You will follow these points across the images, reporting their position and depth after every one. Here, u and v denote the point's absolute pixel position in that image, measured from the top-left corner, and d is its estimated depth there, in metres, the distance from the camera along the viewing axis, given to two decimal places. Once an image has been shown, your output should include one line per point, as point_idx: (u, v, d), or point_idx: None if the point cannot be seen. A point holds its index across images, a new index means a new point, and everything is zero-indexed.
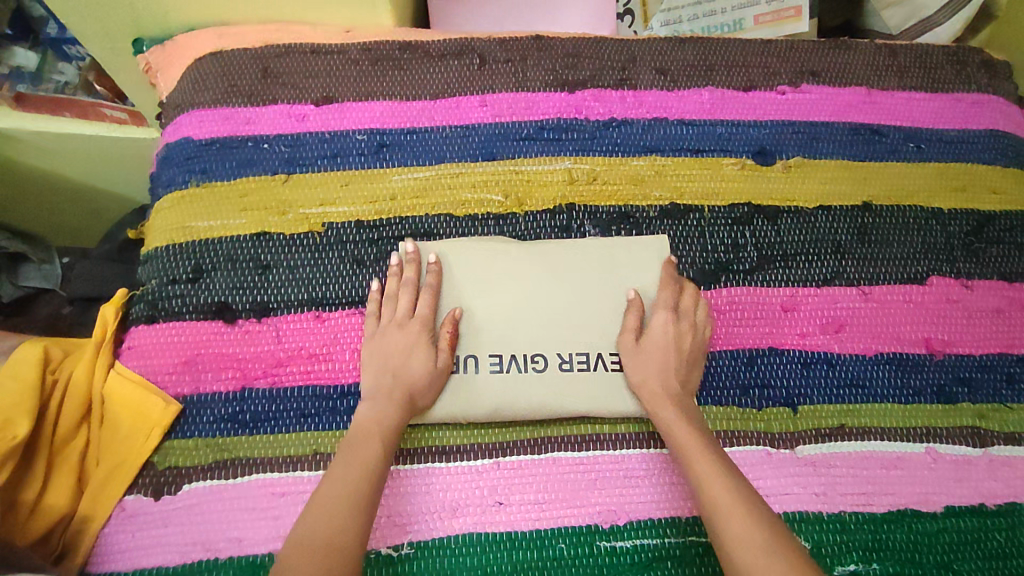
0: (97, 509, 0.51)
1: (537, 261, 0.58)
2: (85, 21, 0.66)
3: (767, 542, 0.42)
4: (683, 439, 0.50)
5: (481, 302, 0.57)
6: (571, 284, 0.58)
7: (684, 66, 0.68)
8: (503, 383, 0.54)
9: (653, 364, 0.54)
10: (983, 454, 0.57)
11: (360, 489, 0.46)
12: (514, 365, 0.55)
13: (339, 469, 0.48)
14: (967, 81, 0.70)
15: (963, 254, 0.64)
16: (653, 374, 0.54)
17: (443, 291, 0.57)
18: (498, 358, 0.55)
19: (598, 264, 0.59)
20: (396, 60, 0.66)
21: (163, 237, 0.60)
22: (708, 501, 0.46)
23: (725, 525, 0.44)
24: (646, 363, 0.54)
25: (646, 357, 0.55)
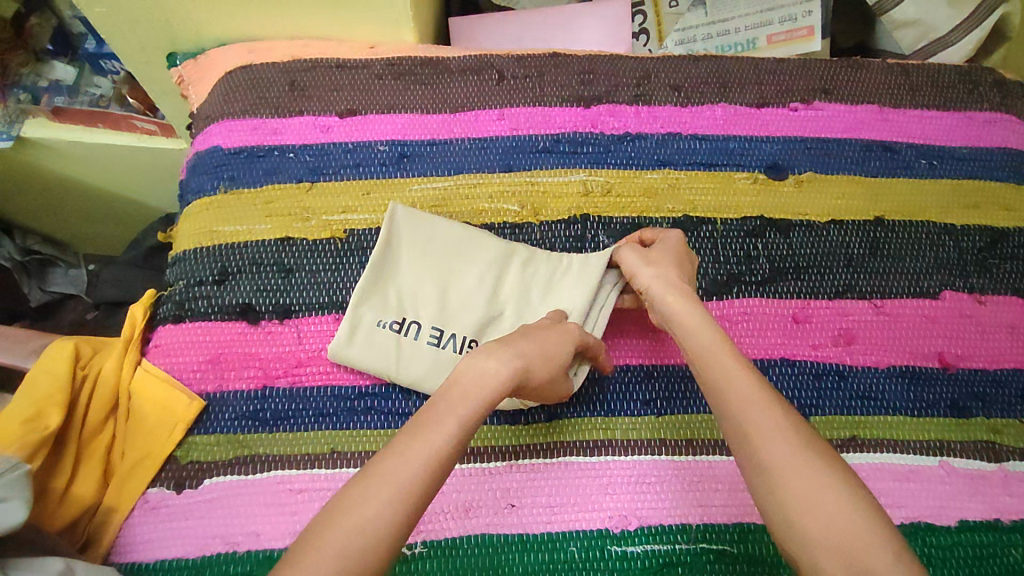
0: (121, 500, 0.53)
1: (500, 250, 0.60)
2: (123, 34, 0.69)
3: (804, 443, 0.42)
4: (691, 325, 0.50)
5: (434, 277, 0.59)
6: (524, 279, 0.60)
7: (698, 84, 0.70)
8: (434, 358, 0.57)
9: (662, 262, 0.55)
10: (998, 469, 0.57)
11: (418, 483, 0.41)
12: (450, 343, 0.57)
13: (406, 442, 0.42)
14: (980, 100, 0.71)
15: (976, 269, 0.64)
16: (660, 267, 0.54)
17: (407, 259, 0.60)
18: (438, 333, 0.58)
19: (555, 266, 0.60)
20: (417, 75, 0.69)
21: (191, 241, 0.63)
22: (730, 398, 0.45)
23: (759, 418, 0.43)
24: (653, 262, 0.55)
25: (654, 256, 0.56)
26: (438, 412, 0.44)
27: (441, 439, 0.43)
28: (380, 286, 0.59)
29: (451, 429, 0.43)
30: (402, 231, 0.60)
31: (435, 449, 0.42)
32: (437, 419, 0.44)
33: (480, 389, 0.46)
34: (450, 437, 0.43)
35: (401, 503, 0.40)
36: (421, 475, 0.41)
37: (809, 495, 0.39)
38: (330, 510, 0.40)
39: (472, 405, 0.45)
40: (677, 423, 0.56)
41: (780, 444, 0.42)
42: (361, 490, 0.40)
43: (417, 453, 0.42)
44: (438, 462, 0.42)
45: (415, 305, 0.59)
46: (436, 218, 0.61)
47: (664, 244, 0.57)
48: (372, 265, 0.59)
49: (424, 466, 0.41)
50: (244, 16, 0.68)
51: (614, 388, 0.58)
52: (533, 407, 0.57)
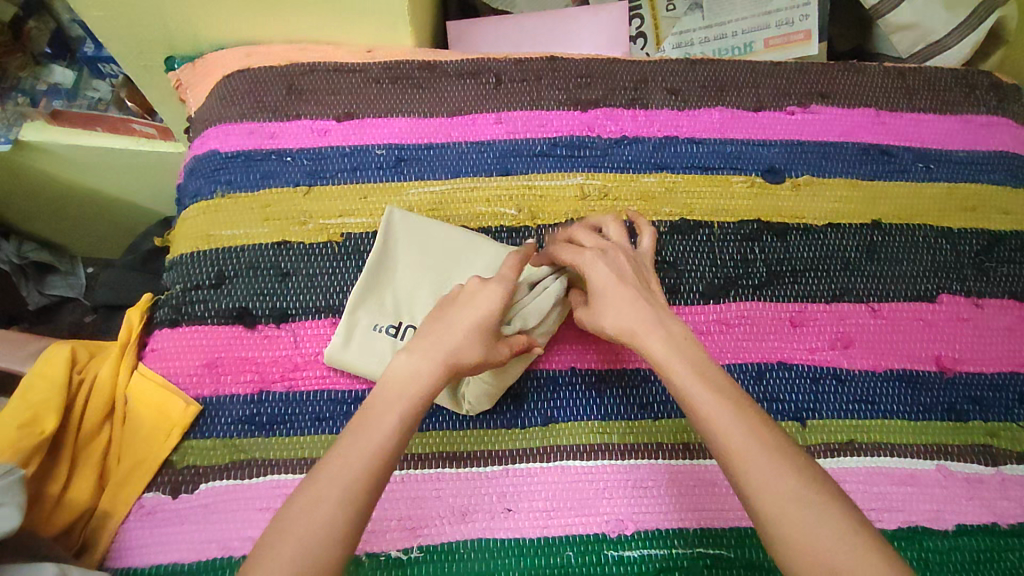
0: (118, 505, 0.53)
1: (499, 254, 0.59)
2: (122, 38, 0.69)
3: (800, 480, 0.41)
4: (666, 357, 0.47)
5: (433, 281, 0.59)
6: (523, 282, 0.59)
7: (695, 87, 0.70)
8: None
9: (609, 307, 0.51)
10: (995, 473, 0.57)
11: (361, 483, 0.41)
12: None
13: (346, 444, 0.42)
14: (977, 103, 0.71)
15: (973, 273, 0.64)
16: (612, 315, 0.50)
17: (405, 263, 0.60)
18: None
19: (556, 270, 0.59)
20: (415, 79, 0.69)
21: (188, 245, 0.63)
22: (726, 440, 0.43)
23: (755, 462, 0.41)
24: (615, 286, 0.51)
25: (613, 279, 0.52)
26: (358, 428, 0.43)
27: (382, 438, 0.43)
28: (376, 291, 0.59)
29: (392, 426, 0.43)
30: (399, 236, 0.60)
31: (377, 448, 0.42)
32: (359, 437, 0.43)
33: (404, 395, 0.45)
34: (374, 453, 0.42)
35: (348, 507, 0.40)
36: (345, 499, 0.40)
37: (816, 534, 0.39)
38: (258, 549, 0.39)
39: (394, 415, 0.44)
40: (674, 427, 0.56)
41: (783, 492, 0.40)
42: (286, 523, 0.39)
43: (339, 475, 0.41)
44: (363, 482, 0.41)
45: (412, 308, 0.59)
46: (433, 222, 0.61)
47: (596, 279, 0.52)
48: (366, 270, 0.59)
49: (348, 489, 0.40)
50: (242, 19, 0.68)
51: (611, 392, 0.58)
52: (530, 411, 0.57)
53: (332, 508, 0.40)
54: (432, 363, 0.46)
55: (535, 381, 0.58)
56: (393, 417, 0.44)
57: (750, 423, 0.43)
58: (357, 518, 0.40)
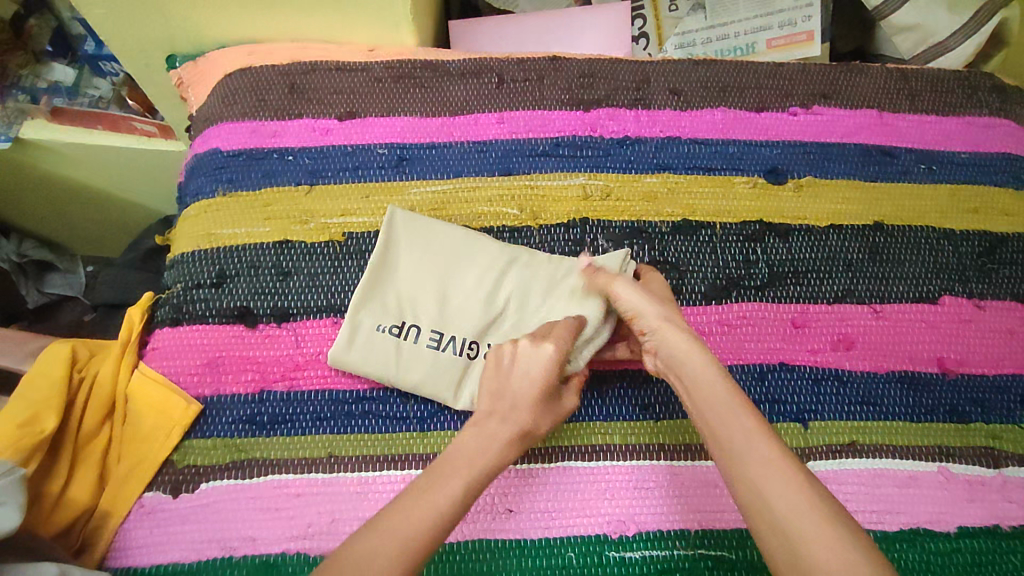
0: (117, 504, 0.53)
1: (501, 253, 0.60)
2: (123, 36, 0.69)
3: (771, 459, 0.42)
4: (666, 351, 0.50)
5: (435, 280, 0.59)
6: (527, 280, 0.59)
7: (697, 88, 0.70)
8: (434, 361, 0.56)
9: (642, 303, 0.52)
10: (997, 475, 0.57)
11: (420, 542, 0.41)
12: (449, 346, 0.57)
13: (411, 500, 0.43)
14: (979, 105, 0.71)
15: (975, 274, 0.64)
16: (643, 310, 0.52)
17: (405, 261, 0.60)
18: (438, 335, 0.57)
19: (560, 269, 0.59)
20: (417, 78, 0.68)
21: (189, 243, 0.62)
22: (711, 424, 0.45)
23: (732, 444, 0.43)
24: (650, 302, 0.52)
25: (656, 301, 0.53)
26: (424, 488, 0.44)
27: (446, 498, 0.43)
28: (380, 293, 0.59)
29: (458, 488, 0.44)
30: (401, 237, 0.60)
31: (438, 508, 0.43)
32: (424, 494, 0.43)
33: (475, 461, 0.46)
34: (438, 512, 0.42)
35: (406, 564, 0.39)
36: (401, 553, 0.40)
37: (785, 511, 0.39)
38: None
39: (461, 480, 0.45)
40: (675, 428, 0.56)
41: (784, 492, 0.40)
42: (334, 568, 0.38)
43: (400, 529, 0.41)
44: (421, 540, 0.41)
45: (413, 307, 0.58)
46: (434, 222, 0.61)
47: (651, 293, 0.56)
48: (369, 272, 0.59)
49: (405, 543, 0.40)
50: (243, 17, 0.68)
51: (613, 393, 0.58)
52: None
53: (388, 558, 0.39)
54: (500, 430, 0.49)
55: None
56: (460, 481, 0.45)
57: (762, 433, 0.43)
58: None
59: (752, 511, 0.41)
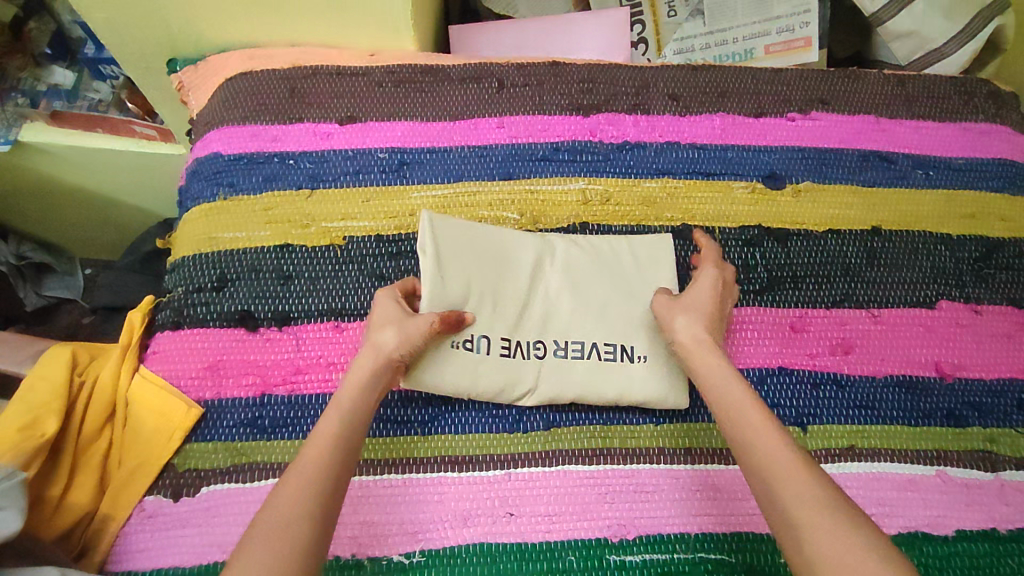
0: (118, 508, 0.53)
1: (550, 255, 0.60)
2: (124, 40, 0.69)
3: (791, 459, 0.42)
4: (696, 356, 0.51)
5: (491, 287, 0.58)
6: (585, 278, 0.60)
7: (696, 93, 0.70)
8: (510, 365, 0.56)
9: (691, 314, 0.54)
10: (994, 478, 0.57)
11: (325, 471, 0.43)
12: (520, 350, 0.57)
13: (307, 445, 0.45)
14: (975, 111, 0.72)
15: (972, 279, 0.65)
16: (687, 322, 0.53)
17: (453, 267, 0.57)
18: (507, 341, 0.57)
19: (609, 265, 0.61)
20: (418, 83, 0.69)
21: (189, 247, 0.62)
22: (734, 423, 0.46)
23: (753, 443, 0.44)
24: (689, 310, 0.54)
25: (694, 304, 0.54)
26: (308, 438, 0.46)
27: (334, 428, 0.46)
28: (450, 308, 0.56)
29: (337, 415, 0.47)
30: (443, 245, 0.58)
31: (329, 437, 0.45)
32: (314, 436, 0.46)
33: (344, 396, 0.48)
34: (329, 440, 0.45)
35: (310, 492, 0.42)
36: (311, 486, 0.42)
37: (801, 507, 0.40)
38: (235, 555, 0.39)
39: (336, 415, 0.47)
40: (675, 432, 0.57)
41: (790, 482, 0.41)
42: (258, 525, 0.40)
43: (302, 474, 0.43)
44: (325, 471, 0.43)
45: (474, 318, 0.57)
46: (469, 227, 0.60)
47: (700, 290, 0.56)
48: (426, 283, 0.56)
49: (312, 480, 0.42)
50: (244, 22, 0.68)
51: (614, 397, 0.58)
52: (531, 416, 0.57)
53: (301, 498, 0.41)
54: (362, 368, 0.50)
55: (601, 349, 0.58)
56: (338, 413, 0.47)
57: (774, 429, 0.45)
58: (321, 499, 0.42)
59: (764, 505, 0.42)
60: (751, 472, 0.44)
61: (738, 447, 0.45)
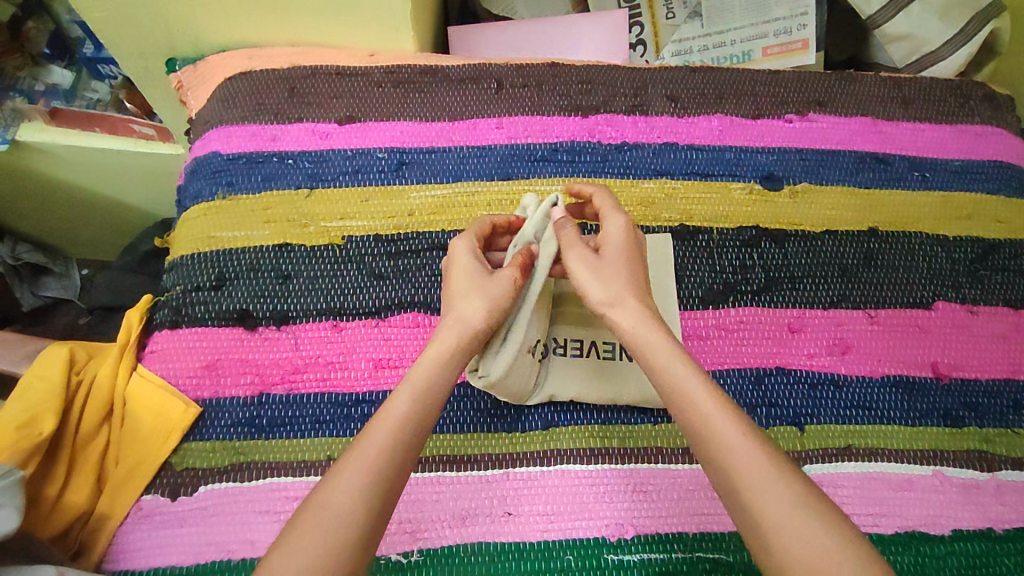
0: (115, 507, 0.53)
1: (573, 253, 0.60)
2: (123, 40, 0.69)
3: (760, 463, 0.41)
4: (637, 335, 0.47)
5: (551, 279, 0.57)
6: None
7: (694, 95, 0.70)
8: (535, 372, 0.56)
9: (614, 272, 0.50)
10: (991, 478, 0.57)
11: (393, 456, 0.42)
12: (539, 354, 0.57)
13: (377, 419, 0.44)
14: (971, 113, 0.72)
15: (968, 280, 0.65)
16: (612, 282, 0.50)
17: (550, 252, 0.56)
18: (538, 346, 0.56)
19: None
20: (417, 83, 0.69)
21: (188, 246, 0.62)
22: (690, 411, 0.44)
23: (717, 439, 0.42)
24: (610, 270, 0.51)
25: (613, 263, 0.51)
26: (377, 412, 0.45)
27: (405, 410, 0.44)
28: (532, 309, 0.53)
29: (412, 396, 0.45)
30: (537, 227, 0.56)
31: (397, 419, 0.44)
32: (382, 414, 0.44)
33: (419, 373, 0.46)
34: (402, 426, 0.44)
35: (378, 484, 0.41)
36: (374, 469, 0.41)
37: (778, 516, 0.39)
38: (286, 530, 0.39)
39: (411, 393, 0.45)
40: (672, 431, 0.57)
41: (753, 475, 0.40)
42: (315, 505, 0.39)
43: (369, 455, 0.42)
44: (389, 453, 0.42)
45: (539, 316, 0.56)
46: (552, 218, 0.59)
47: (609, 240, 0.53)
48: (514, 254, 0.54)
49: (377, 461, 0.42)
50: (244, 22, 0.69)
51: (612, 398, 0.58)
52: (530, 415, 0.57)
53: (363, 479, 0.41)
54: (441, 342, 0.48)
55: (601, 348, 0.59)
56: (410, 392, 0.45)
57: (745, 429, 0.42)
58: (387, 488, 0.41)
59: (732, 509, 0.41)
60: (714, 470, 0.42)
61: (690, 433, 0.44)
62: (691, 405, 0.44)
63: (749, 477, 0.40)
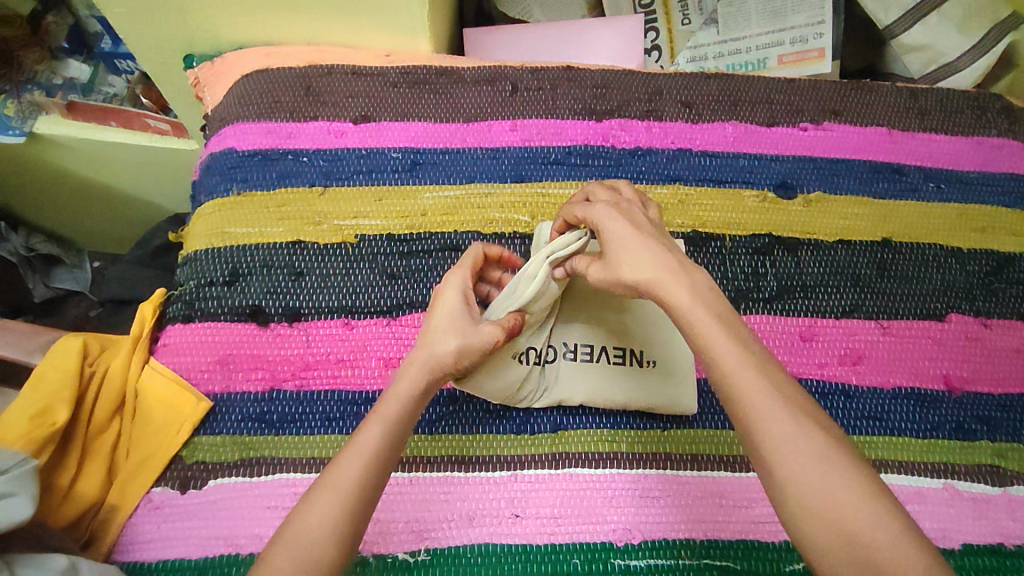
0: (126, 498, 0.53)
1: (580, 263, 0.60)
2: (142, 35, 0.70)
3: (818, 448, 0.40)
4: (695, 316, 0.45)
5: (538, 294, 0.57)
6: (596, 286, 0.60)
7: (709, 101, 0.70)
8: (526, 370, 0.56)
9: (631, 256, 0.47)
10: (1002, 493, 0.57)
11: (359, 492, 0.43)
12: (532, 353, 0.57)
13: (347, 451, 0.44)
14: (988, 125, 0.72)
15: (982, 293, 0.64)
16: (639, 268, 0.47)
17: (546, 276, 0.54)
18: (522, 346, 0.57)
19: None
20: (432, 84, 0.69)
21: (202, 241, 0.63)
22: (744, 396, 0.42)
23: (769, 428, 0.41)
24: (625, 265, 0.48)
25: (626, 252, 0.48)
26: (348, 446, 0.45)
27: (373, 445, 0.44)
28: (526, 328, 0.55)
29: (381, 431, 0.45)
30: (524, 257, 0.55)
31: (368, 453, 0.44)
32: (353, 445, 0.45)
33: (388, 408, 0.46)
34: (370, 460, 0.44)
35: (345, 519, 0.42)
36: (344, 506, 0.42)
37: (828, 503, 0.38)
38: (264, 554, 0.41)
39: (381, 427, 0.45)
40: (682, 438, 0.57)
41: (804, 462, 0.39)
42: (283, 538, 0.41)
43: (336, 489, 0.42)
44: (360, 485, 0.43)
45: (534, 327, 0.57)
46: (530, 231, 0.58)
47: (610, 229, 0.49)
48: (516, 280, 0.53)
49: (343, 500, 0.42)
50: (262, 20, 0.69)
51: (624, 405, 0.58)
52: (540, 418, 0.57)
53: (339, 510, 0.42)
54: (412, 377, 0.48)
55: (611, 352, 0.59)
56: (380, 426, 0.45)
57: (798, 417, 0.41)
58: (353, 523, 0.42)
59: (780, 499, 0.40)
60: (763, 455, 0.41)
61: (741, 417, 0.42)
62: (739, 386, 0.42)
63: (788, 448, 0.40)
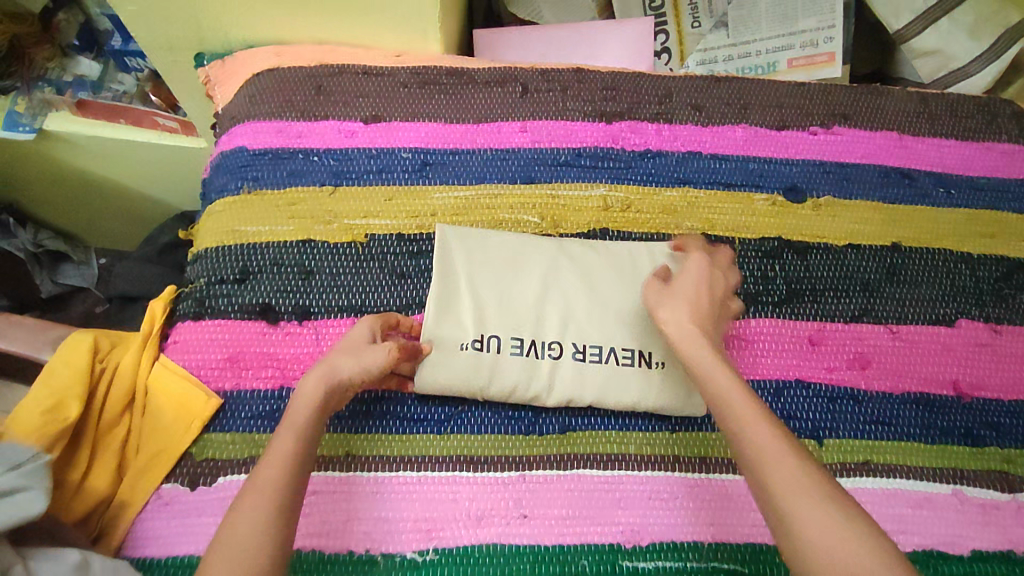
0: (134, 495, 0.53)
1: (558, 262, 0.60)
2: (154, 34, 0.70)
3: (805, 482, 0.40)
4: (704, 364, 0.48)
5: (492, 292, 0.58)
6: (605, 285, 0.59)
7: (719, 104, 0.71)
8: (525, 367, 0.56)
9: (675, 302, 0.52)
10: (1011, 499, 0.57)
11: (281, 495, 0.43)
12: (533, 350, 0.57)
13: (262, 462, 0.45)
14: (999, 131, 0.72)
15: (992, 298, 0.64)
16: (678, 314, 0.51)
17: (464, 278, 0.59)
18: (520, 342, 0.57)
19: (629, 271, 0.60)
20: (442, 84, 0.69)
21: (213, 239, 0.63)
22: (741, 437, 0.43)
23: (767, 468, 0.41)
24: (672, 303, 0.52)
25: (679, 296, 0.53)
26: (263, 457, 0.45)
27: (286, 450, 0.45)
28: (453, 311, 0.57)
29: (291, 437, 0.46)
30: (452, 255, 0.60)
31: (284, 459, 0.45)
32: (268, 454, 0.45)
33: (293, 413, 0.47)
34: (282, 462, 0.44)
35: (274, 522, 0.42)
36: (270, 510, 0.42)
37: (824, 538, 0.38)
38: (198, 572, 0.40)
39: (291, 434, 0.46)
40: (692, 440, 0.57)
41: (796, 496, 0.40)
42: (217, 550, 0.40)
43: (260, 496, 0.42)
44: (280, 495, 0.43)
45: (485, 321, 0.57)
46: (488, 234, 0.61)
47: (686, 275, 0.54)
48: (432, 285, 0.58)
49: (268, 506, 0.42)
50: (274, 19, 0.69)
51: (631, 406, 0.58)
52: (548, 419, 0.57)
53: (262, 521, 0.41)
54: (314, 385, 0.49)
55: (619, 352, 0.57)
56: (289, 432, 0.46)
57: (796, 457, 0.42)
58: (280, 525, 0.42)
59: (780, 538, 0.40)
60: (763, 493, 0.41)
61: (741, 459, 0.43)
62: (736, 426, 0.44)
63: (783, 493, 0.40)
